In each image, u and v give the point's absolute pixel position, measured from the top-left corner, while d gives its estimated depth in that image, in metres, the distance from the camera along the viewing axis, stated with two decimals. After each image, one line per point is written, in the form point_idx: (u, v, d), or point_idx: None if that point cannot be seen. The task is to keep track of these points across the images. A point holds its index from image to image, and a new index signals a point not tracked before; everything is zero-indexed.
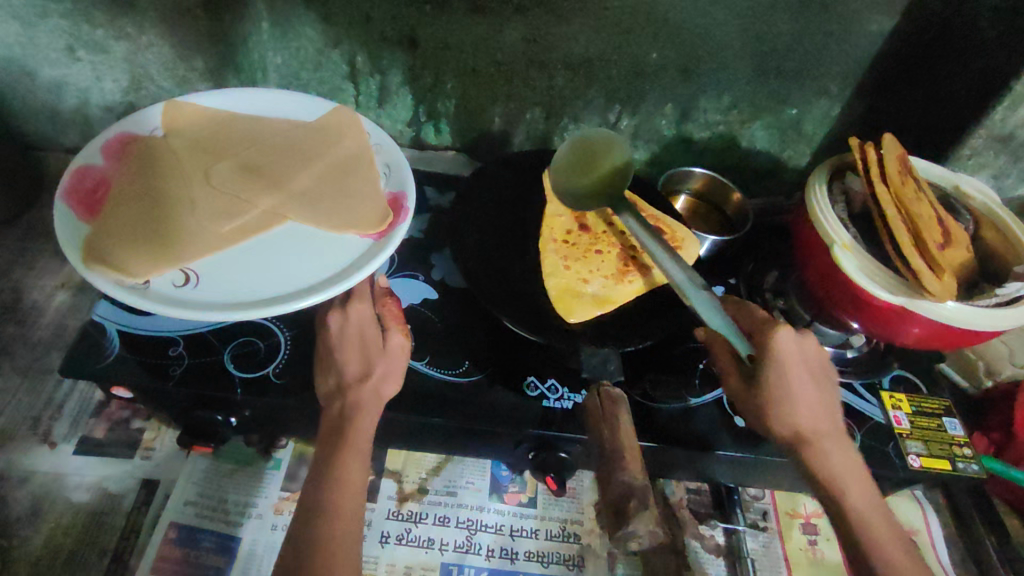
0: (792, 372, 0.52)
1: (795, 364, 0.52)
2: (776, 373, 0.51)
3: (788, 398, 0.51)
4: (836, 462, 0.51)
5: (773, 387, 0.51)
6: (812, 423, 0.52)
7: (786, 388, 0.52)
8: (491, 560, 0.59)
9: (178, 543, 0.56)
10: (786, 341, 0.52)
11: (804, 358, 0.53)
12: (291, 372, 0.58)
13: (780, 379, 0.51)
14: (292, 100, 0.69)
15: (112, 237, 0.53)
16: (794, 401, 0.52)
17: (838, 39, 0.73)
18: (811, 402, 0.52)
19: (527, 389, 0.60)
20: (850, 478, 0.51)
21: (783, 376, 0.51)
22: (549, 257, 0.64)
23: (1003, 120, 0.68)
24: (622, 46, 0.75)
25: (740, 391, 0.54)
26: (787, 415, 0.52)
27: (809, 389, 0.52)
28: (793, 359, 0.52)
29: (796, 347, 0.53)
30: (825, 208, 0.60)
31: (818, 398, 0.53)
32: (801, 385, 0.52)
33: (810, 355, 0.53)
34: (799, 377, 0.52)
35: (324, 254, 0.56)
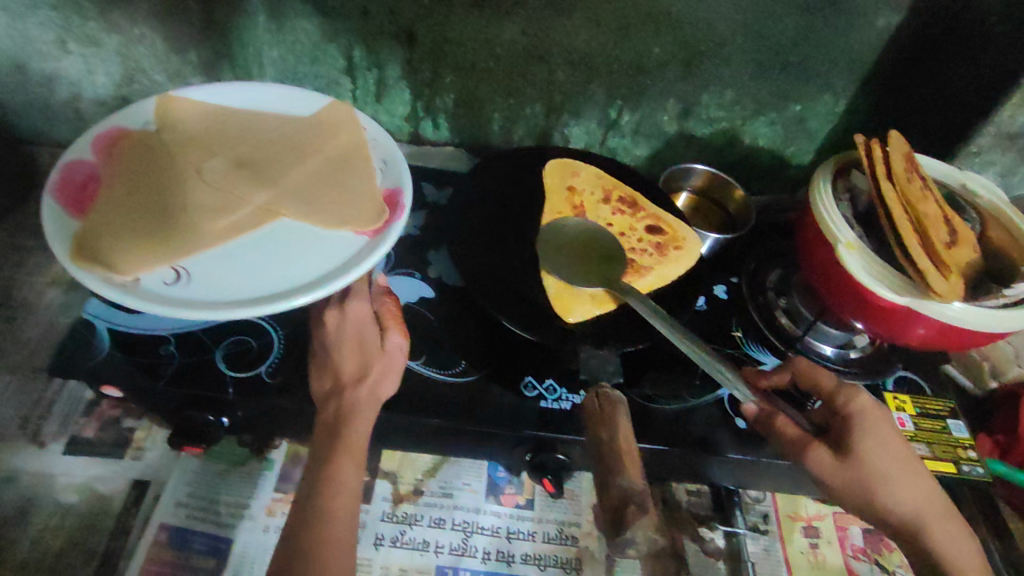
0: (887, 445, 0.51)
1: (886, 436, 0.51)
2: (870, 444, 0.51)
3: (889, 473, 0.50)
4: (939, 531, 0.50)
5: (872, 464, 0.50)
6: (910, 498, 0.50)
7: (886, 463, 0.50)
8: (487, 563, 0.58)
9: (168, 546, 0.55)
10: (869, 411, 0.52)
11: (894, 429, 0.52)
12: (284, 372, 0.57)
13: (878, 452, 0.50)
14: (287, 94, 0.68)
15: (101, 233, 0.52)
16: (897, 476, 0.50)
17: (843, 34, 0.72)
18: (913, 479, 0.51)
19: (525, 389, 0.59)
20: (961, 557, 0.49)
21: (879, 449, 0.51)
22: (548, 254, 0.63)
23: (1011, 117, 0.67)
24: (623, 40, 0.73)
25: (834, 467, 0.51)
26: (892, 494, 0.50)
27: (908, 466, 0.51)
28: (881, 430, 0.51)
29: (884, 419, 0.52)
30: (829, 206, 0.59)
31: (913, 473, 0.51)
32: (898, 457, 0.51)
33: (898, 429, 0.52)
34: (897, 453, 0.51)
35: (318, 252, 0.55)
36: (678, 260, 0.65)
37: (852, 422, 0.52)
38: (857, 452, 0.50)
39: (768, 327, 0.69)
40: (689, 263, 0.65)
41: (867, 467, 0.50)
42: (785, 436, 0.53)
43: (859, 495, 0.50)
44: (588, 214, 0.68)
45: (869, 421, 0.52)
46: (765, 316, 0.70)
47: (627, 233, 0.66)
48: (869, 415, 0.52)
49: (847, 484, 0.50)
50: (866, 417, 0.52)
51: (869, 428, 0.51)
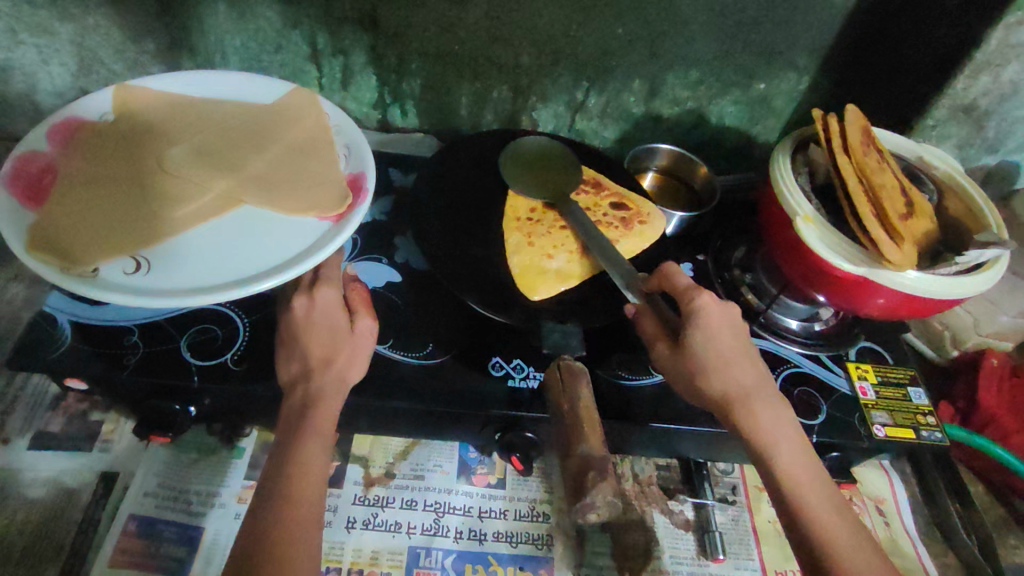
0: (718, 340, 0.49)
1: (718, 327, 0.49)
2: (701, 337, 0.48)
3: (713, 364, 0.48)
4: (764, 420, 0.48)
5: (704, 356, 0.48)
6: (738, 384, 0.49)
7: (711, 355, 0.48)
8: (459, 542, 0.59)
9: (137, 535, 0.55)
10: (709, 307, 0.49)
11: (727, 322, 0.49)
12: (249, 360, 0.57)
13: (708, 347, 0.48)
14: (249, 82, 0.67)
15: (58, 225, 0.51)
16: (724, 366, 0.49)
17: (803, 10, 0.72)
18: (741, 367, 0.49)
19: (492, 369, 0.60)
20: (786, 441, 0.48)
21: (707, 343, 0.48)
22: (513, 236, 0.64)
23: (965, 89, 0.68)
24: (586, 21, 0.73)
25: (668, 359, 0.50)
26: (716, 385, 0.48)
27: (734, 353, 0.49)
28: (715, 322, 0.49)
29: (716, 308, 0.49)
30: (788, 180, 0.59)
31: (738, 361, 0.49)
32: (728, 347, 0.49)
33: (733, 318, 0.50)
34: (726, 343, 0.49)
35: (281, 237, 0.55)
36: (643, 235, 0.66)
37: (689, 315, 0.49)
38: (687, 346, 0.48)
39: (734, 302, 0.70)
40: (654, 236, 0.66)
41: (697, 363, 0.48)
42: (644, 328, 0.52)
43: (684, 382, 0.50)
44: (551, 194, 0.68)
45: (704, 316, 0.49)
46: (730, 292, 0.71)
47: (590, 210, 0.67)
48: (707, 313, 0.49)
49: (678, 372, 0.49)
50: (704, 313, 0.49)
51: (703, 321, 0.49)
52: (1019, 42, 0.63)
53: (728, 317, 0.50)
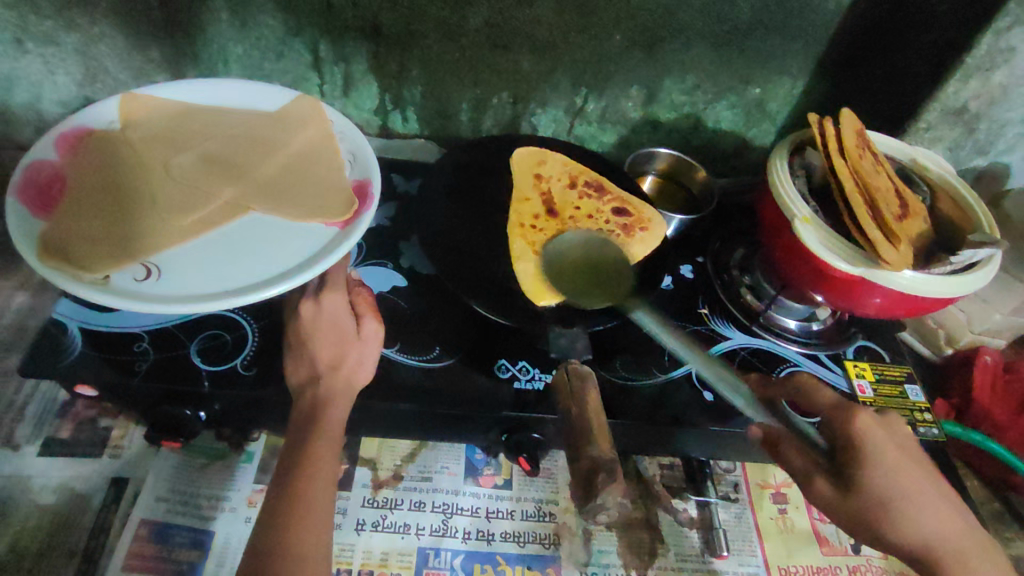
0: (903, 477, 0.48)
1: (898, 461, 0.48)
2: (879, 473, 0.48)
3: (900, 505, 0.47)
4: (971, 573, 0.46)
5: (893, 498, 0.47)
6: (933, 534, 0.47)
7: (903, 493, 0.47)
8: (468, 542, 0.59)
9: (149, 540, 0.56)
10: (875, 433, 0.49)
11: (906, 457, 0.49)
12: (258, 364, 0.57)
13: (892, 485, 0.47)
14: (253, 90, 0.68)
15: (69, 233, 0.52)
16: (912, 508, 0.47)
17: (797, 16, 0.74)
18: (935, 508, 0.48)
19: (498, 371, 0.60)
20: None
21: (892, 480, 0.47)
22: (519, 242, 0.64)
23: (956, 92, 0.70)
24: (585, 28, 0.74)
25: (835, 497, 0.49)
26: (913, 529, 0.47)
27: (920, 491, 0.48)
28: (892, 455, 0.48)
29: (888, 440, 0.49)
30: (786, 183, 0.61)
31: (926, 499, 0.48)
32: (909, 483, 0.48)
33: (900, 444, 0.50)
34: (910, 479, 0.48)
35: (288, 243, 0.55)
36: (646, 242, 0.67)
37: (859, 452, 0.48)
38: (866, 484, 0.48)
39: (734, 304, 0.71)
40: (655, 244, 0.67)
41: (879, 503, 0.47)
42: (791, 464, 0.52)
43: (869, 532, 0.48)
44: (555, 199, 0.70)
45: (878, 449, 0.48)
46: (730, 293, 0.72)
47: (593, 218, 0.69)
48: (874, 439, 0.49)
49: (853, 517, 0.48)
50: (874, 442, 0.49)
51: (880, 456, 0.48)
52: (1007, 46, 0.65)
53: (899, 447, 0.50)
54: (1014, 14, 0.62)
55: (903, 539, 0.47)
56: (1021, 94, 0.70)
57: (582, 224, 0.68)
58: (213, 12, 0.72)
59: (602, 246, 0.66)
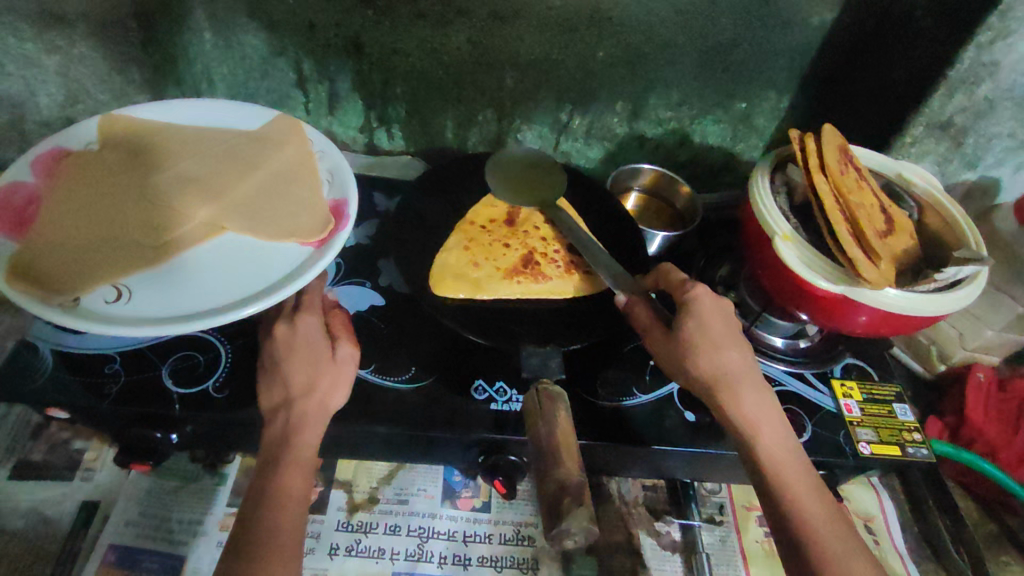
0: (711, 325, 0.50)
1: (709, 314, 0.50)
2: (689, 323, 0.50)
3: (701, 347, 0.49)
4: (750, 410, 0.48)
5: (703, 341, 0.49)
6: (729, 372, 0.49)
7: (704, 334, 0.50)
8: (443, 567, 0.58)
9: (117, 565, 0.55)
10: (702, 297, 0.51)
11: (723, 315, 0.51)
12: (231, 387, 0.57)
13: (696, 332, 0.50)
14: (233, 110, 0.68)
15: (40, 255, 0.51)
16: (715, 352, 0.49)
17: (780, 32, 0.73)
18: (734, 352, 0.50)
19: (475, 393, 0.59)
20: (764, 422, 0.49)
21: (699, 327, 0.50)
22: (457, 235, 0.66)
23: (940, 107, 0.69)
24: (567, 45, 0.74)
25: (660, 341, 0.51)
26: (706, 365, 0.49)
27: (725, 340, 0.50)
28: (706, 311, 0.51)
29: (710, 301, 0.51)
30: (767, 202, 0.60)
31: (731, 350, 0.50)
32: (719, 334, 0.50)
33: (724, 307, 0.52)
34: (717, 328, 0.50)
35: (263, 264, 0.55)
36: (580, 283, 0.63)
37: (683, 304, 0.51)
38: (677, 329, 0.50)
39: None
40: (593, 287, 0.63)
41: (684, 343, 0.50)
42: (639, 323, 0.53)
43: (675, 367, 0.50)
44: (522, 213, 0.69)
45: (697, 305, 0.51)
46: None
47: (546, 242, 0.66)
48: (694, 296, 0.51)
49: (669, 355, 0.51)
50: (698, 303, 0.51)
51: (694, 308, 0.50)
52: (990, 60, 0.64)
53: (721, 308, 0.51)
54: (996, 28, 0.61)
55: (695, 373, 0.49)
56: (1007, 108, 0.69)
57: (533, 239, 0.66)
58: (195, 32, 0.73)
59: (533, 267, 0.63)
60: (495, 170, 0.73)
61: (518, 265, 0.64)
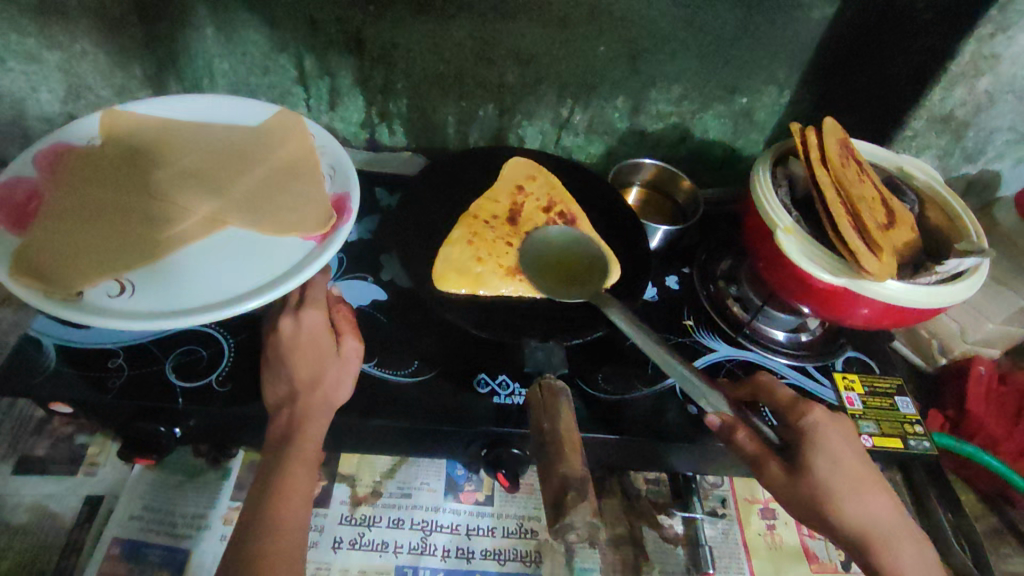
0: (846, 464, 0.49)
1: (840, 449, 0.50)
2: (823, 462, 0.49)
3: (843, 491, 0.48)
4: (909, 569, 0.47)
5: (842, 486, 0.48)
6: (878, 524, 0.49)
7: (844, 478, 0.49)
8: (447, 560, 0.58)
9: (122, 559, 0.55)
10: (822, 426, 0.51)
11: (853, 449, 0.50)
12: (234, 381, 0.57)
13: (834, 474, 0.48)
14: (234, 105, 0.68)
15: (44, 250, 0.51)
16: (856, 497, 0.49)
17: (781, 27, 0.73)
18: (872, 496, 0.49)
19: (478, 386, 0.60)
20: None
21: (835, 469, 0.49)
22: (459, 231, 0.65)
23: (941, 100, 0.69)
24: (568, 40, 0.74)
25: (784, 482, 0.49)
26: (852, 514, 0.48)
27: (864, 483, 0.49)
28: (834, 444, 0.50)
29: (837, 433, 0.51)
30: (768, 195, 0.60)
31: (868, 491, 0.49)
32: (856, 475, 0.49)
33: (849, 437, 0.51)
34: (855, 468, 0.49)
35: (266, 258, 0.55)
36: (583, 282, 0.63)
37: (808, 439, 0.50)
38: (812, 471, 0.49)
39: (719, 315, 0.70)
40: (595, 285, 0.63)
41: (823, 488, 0.48)
42: (744, 451, 0.51)
43: (814, 516, 0.49)
44: (524, 211, 0.69)
45: (823, 437, 0.50)
46: (716, 305, 0.71)
47: (547, 241, 0.66)
48: (819, 430, 0.50)
49: (800, 500, 0.49)
50: (818, 433, 0.50)
51: (821, 442, 0.50)
52: (991, 53, 0.64)
53: (847, 440, 0.51)
54: (996, 20, 0.62)
55: (843, 522, 0.48)
56: (1007, 101, 0.69)
57: (534, 240, 0.66)
58: (196, 28, 0.73)
59: (534, 268, 0.63)
60: (512, 248, 0.65)
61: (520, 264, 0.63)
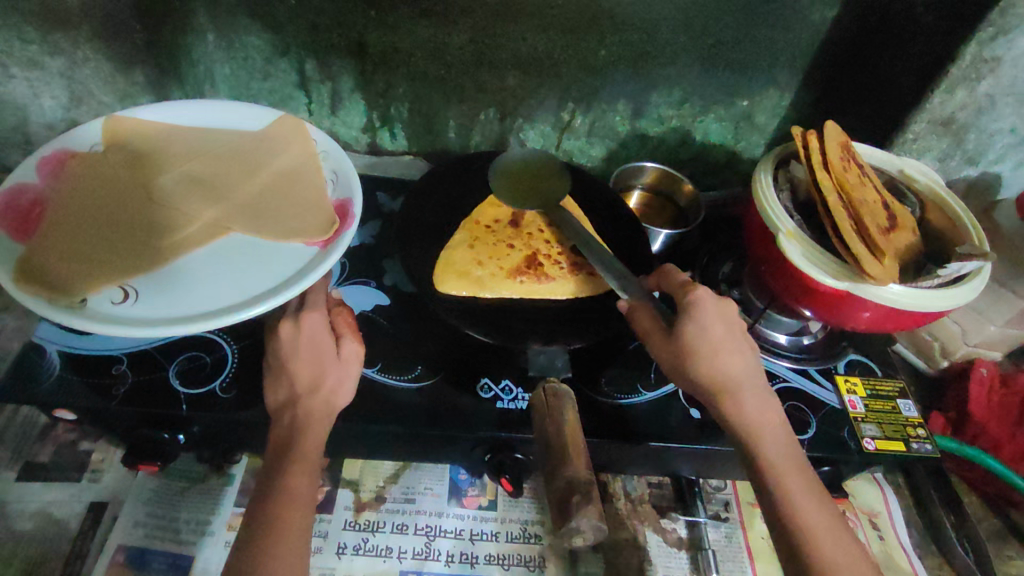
0: (712, 327, 0.48)
1: (710, 314, 0.49)
2: (692, 327, 0.48)
3: (705, 351, 0.48)
4: (754, 415, 0.48)
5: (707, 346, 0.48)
6: (734, 376, 0.48)
7: (711, 339, 0.48)
8: (451, 565, 0.59)
9: (126, 565, 0.55)
10: (703, 298, 0.49)
11: (728, 315, 0.49)
12: (238, 386, 0.57)
13: (700, 336, 0.48)
14: (237, 112, 0.68)
15: (49, 257, 0.51)
16: (716, 355, 0.48)
17: (781, 29, 0.73)
18: (738, 351, 0.49)
19: (481, 391, 0.60)
20: (766, 427, 0.48)
21: (703, 331, 0.48)
22: (460, 234, 0.66)
23: (942, 103, 0.69)
24: (569, 44, 0.75)
25: (661, 346, 0.50)
26: (716, 369, 0.48)
27: (731, 341, 0.49)
28: (709, 309, 0.49)
29: (714, 301, 0.50)
30: (771, 199, 0.60)
31: (732, 351, 0.49)
32: (722, 336, 0.48)
33: (728, 306, 0.50)
34: (720, 331, 0.48)
35: (269, 264, 0.55)
36: (584, 284, 0.63)
37: (686, 305, 0.49)
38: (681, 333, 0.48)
39: None
40: (597, 288, 0.63)
41: (688, 347, 0.48)
42: (646, 332, 0.51)
43: (674, 369, 0.49)
44: (526, 214, 0.69)
45: (700, 305, 0.49)
46: None
47: (550, 245, 0.66)
48: (700, 300, 0.49)
49: (670, 358, 0.49)
50: (698, 303, 0.49)
51: (698, 309, 0.49)
52: (992, 56, 0.64)
53: (722, 305, 0.50)
54: (997, 24, 0.62)
55: (698, 372, 0.48)
56: (1008, 104, 0.69)
57: (534, 240, 0.66)
58: (197, 33, 0.73)
59: (536, 269, 0.63)
60: (497, 175, 0.72)
61: (520, 265, 0.64)
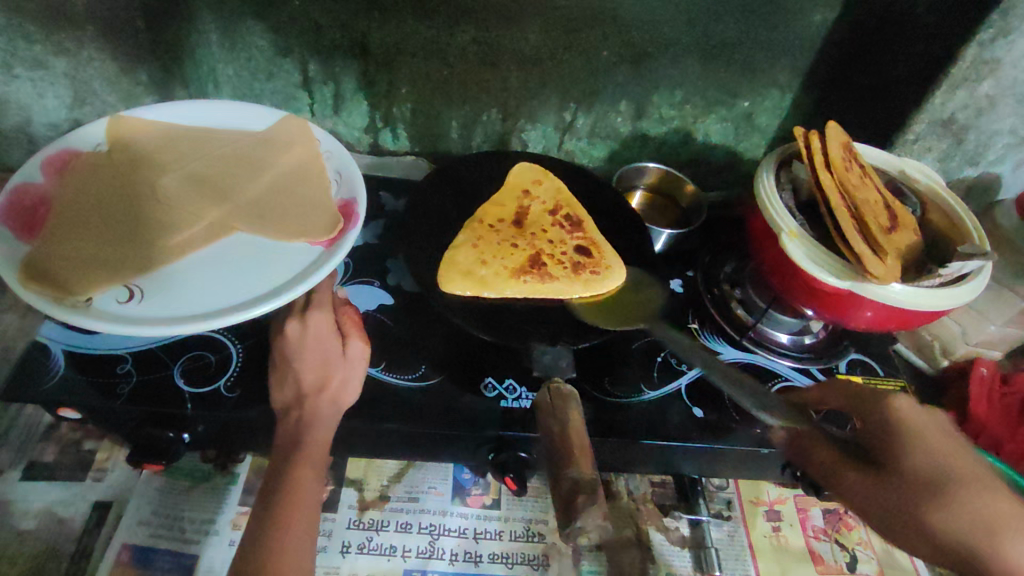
0: (933, 446, 0.47)
1: (935, 440, 0.47)
2: (906, 449, 0.47)
3: (940, 475, 0.45)
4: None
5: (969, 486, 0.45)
6: (996, 506, 0.43)
7: (956, 468, 0.46)
8: (455, 564, 0.59)
9: (131, 565, 0.55)
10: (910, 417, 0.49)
11: (949, 441, 0.47)
12: (241, 385, 0.57)
13: (918, 457, 0.47)
14: (240, 112, 0.68)
15: (53, 256, 0.51)
16: (953, 483, 0.45)
17: (783, 30, 0.74)
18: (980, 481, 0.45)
19: (485, 390, 0.60)
20: None
21: (931, 455, 0.47)
22: (464, 234, 0.66)
23: (943, 104, 0.70)
24: (571, 45, 0.75)
25: (863, 486, 0.48)
26: (963, 497, 0.44)
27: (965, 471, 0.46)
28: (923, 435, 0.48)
29: (927, 423, 0.49)
30: (773, 198, 0.60)
31: (978, 478, 0.45)
32: (944, 461, 0.46)
33: (947, 431, 0.48)
34: (939, 449, 0.47)
35: (272, 264, 0.55)
36: (587, 284, 0.63)
37: (891, 431, 0.49)
38: (899, 465, 0.47)
39: (724, 320, 0.70)
40: (599, 288, 0.63)
41: (912, 476, 0.46)
42: (818, 458, 0.51)
43: (897, 512, 0.46)
44: (529, 215, 0.69)
45: (910, 430, 0.48)
46: (719, 306, 0.71)
47: (553, 244, 0.66)
48: (904, 422, 0.49)
49: (883, 500, 0.47)
50: (906, 425, 0.49)
51: (908, 433, 0.48)
52: (992, 57, 0.65)
53: (944, 430, 0.48)
54: (997, 25, 0.62)
55: (931, 511, 0.44)
56: (1008, 105, 0.69)
57: (538, 240, 0.66)
58: (202, 34, 0.74)
59: (540, 268, 0.64)
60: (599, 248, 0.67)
61: (523, 264, 0.64)
